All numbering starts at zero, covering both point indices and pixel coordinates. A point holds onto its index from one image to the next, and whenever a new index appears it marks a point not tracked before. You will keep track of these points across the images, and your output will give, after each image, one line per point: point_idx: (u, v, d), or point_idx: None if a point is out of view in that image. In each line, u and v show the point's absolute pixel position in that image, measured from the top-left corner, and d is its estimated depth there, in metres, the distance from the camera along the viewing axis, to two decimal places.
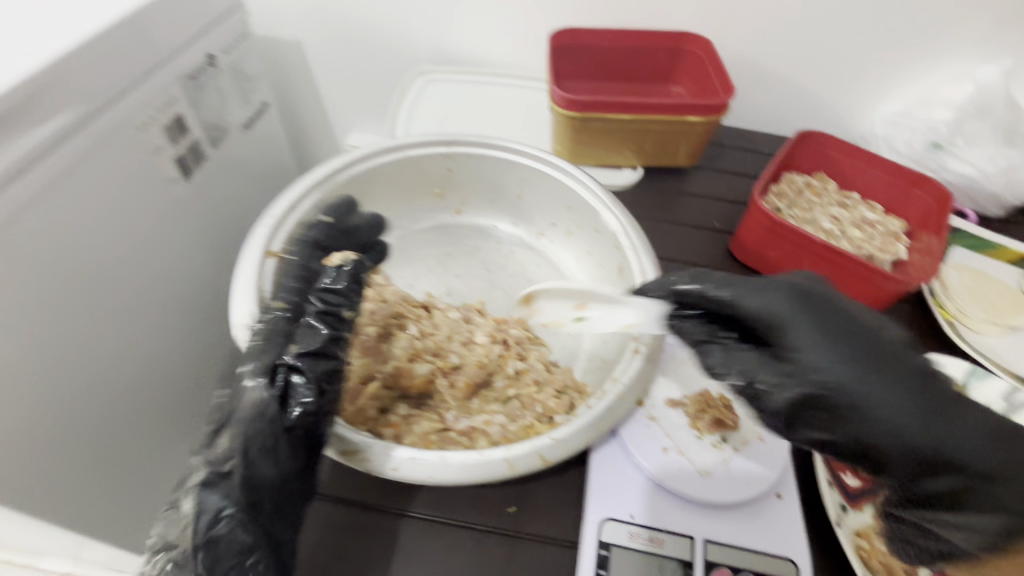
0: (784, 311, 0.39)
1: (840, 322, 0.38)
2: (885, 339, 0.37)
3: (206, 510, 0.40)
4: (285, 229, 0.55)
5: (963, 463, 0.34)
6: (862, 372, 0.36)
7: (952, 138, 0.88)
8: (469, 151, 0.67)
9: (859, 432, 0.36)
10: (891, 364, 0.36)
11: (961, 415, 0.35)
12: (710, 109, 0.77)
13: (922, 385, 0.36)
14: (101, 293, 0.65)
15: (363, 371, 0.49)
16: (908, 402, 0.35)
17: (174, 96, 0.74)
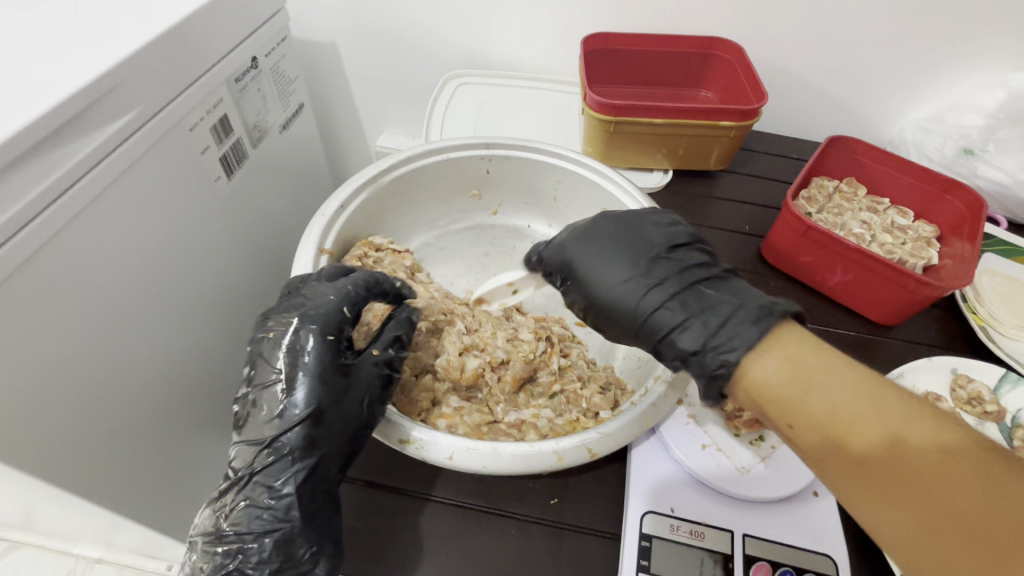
0: (566, 245, 0.52)
1: (606, 243, 0.51)
2: (641, 250, 0.49)
3: (284, 496, 0.43)
4: (336, 228, 0.58)
5: (685, 335, 0.45)
6: (614, 278, 0.48)
7: (984, 144, 0.89)
8: (508, 153, 0.68)
9: (618, 321, 0.49)
10: (639, 267, 0.48)
11: (680, 298, 0.46)
12: (742, 115, 0.78)
13: (658, 279, 0.47)
14: (153, 287, 0.68)
15: (417, 365, 0.53)
16: (640, 293, 0.47)
17: (221, 97, 0.77)
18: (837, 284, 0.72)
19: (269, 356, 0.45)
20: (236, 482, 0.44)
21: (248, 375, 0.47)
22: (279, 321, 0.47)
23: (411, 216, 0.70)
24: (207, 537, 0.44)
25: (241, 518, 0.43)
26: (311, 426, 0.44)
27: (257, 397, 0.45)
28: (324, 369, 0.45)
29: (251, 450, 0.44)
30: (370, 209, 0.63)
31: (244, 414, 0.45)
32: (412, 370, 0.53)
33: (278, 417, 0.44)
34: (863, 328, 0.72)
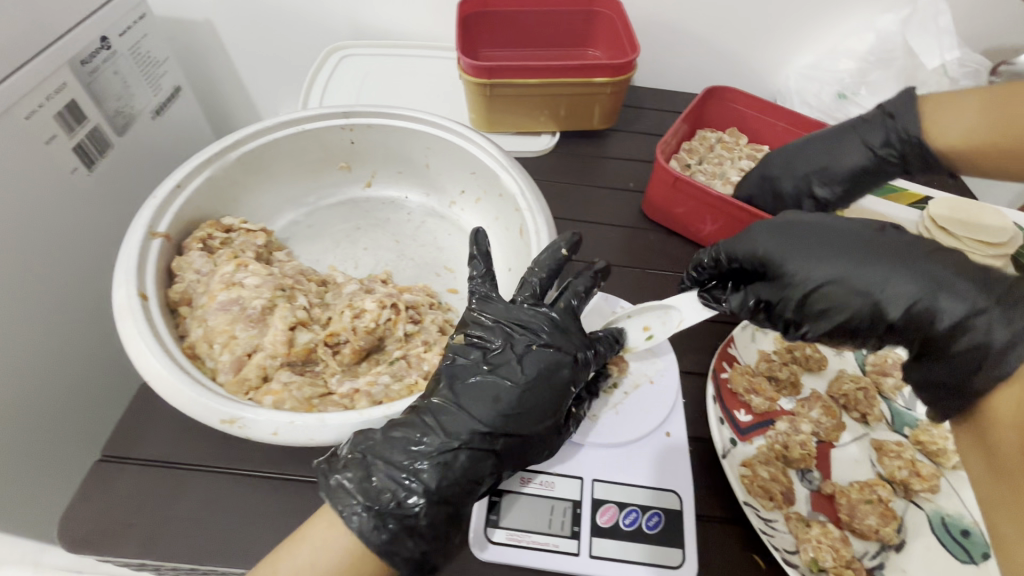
0: (767, 245, 0.49)
1: (821, 232, 0.48)
2: (862, 236, 0.46)
3: (479, 478, 0.42)
4: (173, 209, 0.55)
5: (943, 301, 0.40)
6: (843, 263, 0.45)
7: (857, 88, 0.92)
8: (369, 122, 0.66)
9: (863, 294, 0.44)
10: (877, 248, 0.45)
11: (932, 265, 0.42)
12: (617, 70, 0.77)
13: (900, 254, 0.44)
14: (9, 296, 0.62)
15: (250, 343, 0.48)
16: (875, 269, 0.43)
17: (64, 81, 0.69)
18: (708, 234, 0.72)
19: (522, 360, 0.46)
20: (435, 435, 0.42)
21: (476, 357, 0.47)
22: (536, 332, 0.48)
23: (272, 194, 0.67)
24: (381, 464, 0.40)
25: (445, 480, 0.41)
26: (470, 462, 0.42)
27: (487, 382, 0.45)
28: (530, 419, 0.45)
29: (467, 424, 0.43)
30: (217, 189, 0.61)
31: (460, 389, 0.45)
32: (245, 348, 0.48)
33: (505, 416, 0.44)
34: None
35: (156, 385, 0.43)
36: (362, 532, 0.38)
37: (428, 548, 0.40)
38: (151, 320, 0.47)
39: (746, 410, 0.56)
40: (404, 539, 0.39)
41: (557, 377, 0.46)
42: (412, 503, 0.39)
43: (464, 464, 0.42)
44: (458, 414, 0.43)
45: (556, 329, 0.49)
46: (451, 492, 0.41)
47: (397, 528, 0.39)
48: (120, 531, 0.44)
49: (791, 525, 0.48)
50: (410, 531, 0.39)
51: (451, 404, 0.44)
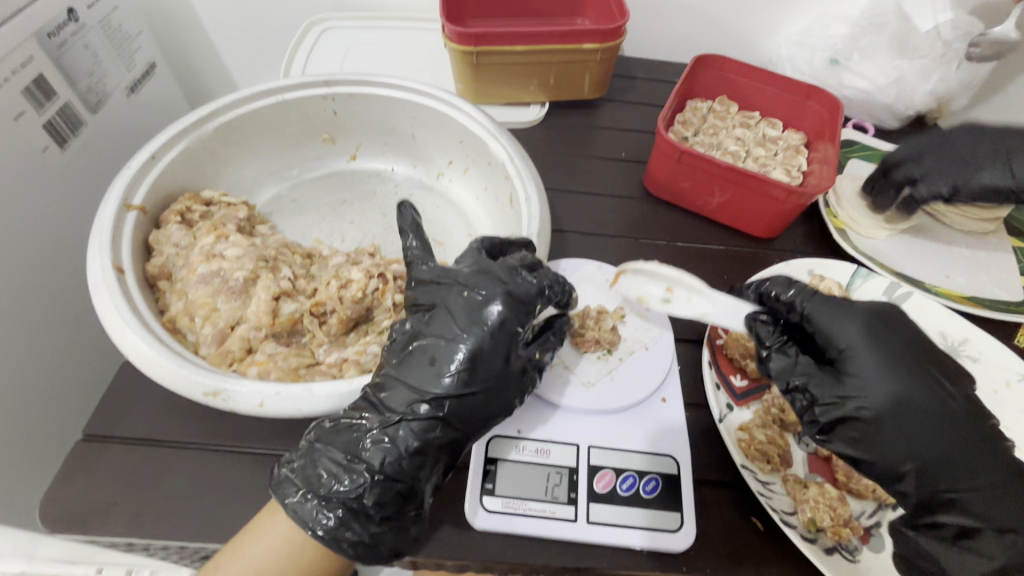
0: (853, 336, 0.44)
1: (914, 358, 0.44)
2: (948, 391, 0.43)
3: (407, 447, 0.40)
4: (148, 182, 0.53)
5: (966, 498, 0.41)
6: (914, 408, 0.42)
7: (849, 54, 0.89)
8: (351, 90, 0.64)
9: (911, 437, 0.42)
10: (949, 411, 0.42)
11: (987, 469, 0.41)
12: (606, 36, 0.75)
13: (970, 439, 0.42)
14: None
15: (233, 315, 0.46)
16: (928, 425, 0.41)
17: (30, 55, 0.66)
18: (718, 206, 0.71)
19: (453, 314, 0.44)
20: (375, 415, 0.41)
21: (414, 327, 0.45)
22: (462, 283, 0.46)
23: (253, 168, 0.65)
24: (325, 452, 0.40)
25: (375, 454, 0.39)
26: (432, 430, 0.41)
27: (425, 346, 0.43)
28: (478, 366, 0.42)
29: (406, 396, 0.41)
30: (195, 161, 0.59)
31: (401, 363, 0.43)
32: (227, 320, 0.46)
33: (447, 378, 0.42)
34: (744, 243, 0.72)
35: (135, 360, 0.42)
36: (307, 521, 0.38)
37: (378, 530, 0.39)
38: (129, 293, 0.45)
39: (741, 375, 0.55)
40: (350, 523, 0.39)
41: (488, 322, 0.43)
42: (335, 480, 0.39)
43: (407, 436, 0.40)
44: (416, 378, 0.42)
45: (482, 277, 0.45)
46: (398, 470, 0.40)
47: (342, 514, 0.39)
48: (105, 510, 0.43)
49: (788, 487, 0.48)
50: (356, 513, 0.39)
51: (404, 386, 0.41)
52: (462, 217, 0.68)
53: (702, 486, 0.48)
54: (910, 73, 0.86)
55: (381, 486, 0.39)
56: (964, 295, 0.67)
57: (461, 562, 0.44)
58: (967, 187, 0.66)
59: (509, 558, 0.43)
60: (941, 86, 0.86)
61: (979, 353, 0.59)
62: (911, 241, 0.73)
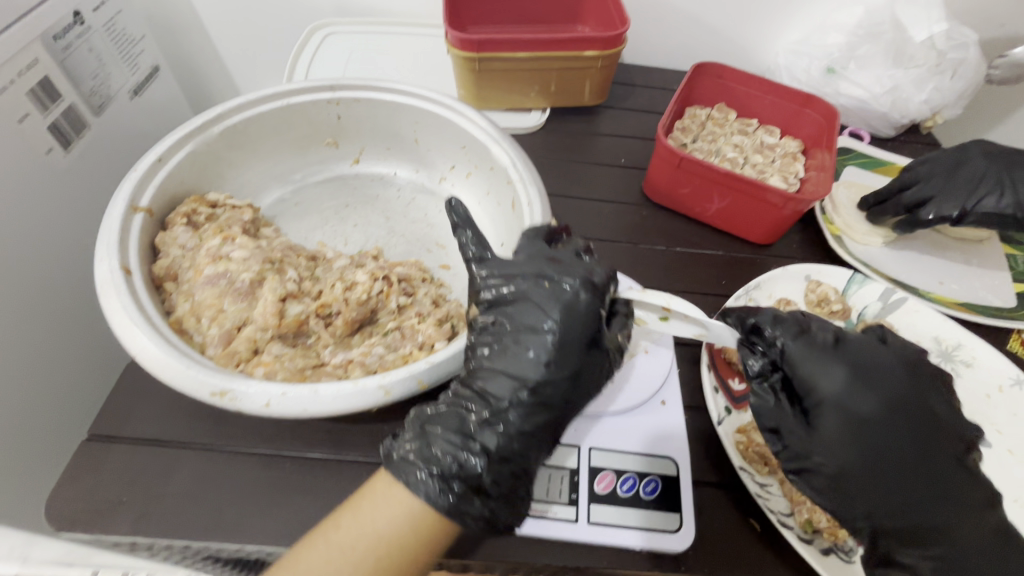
0: (842, 384, 0.45)
1: (899, 419, 0.44)
2: (931, 456, 0.44)
3: (515, 430, 0.41)
4: (155, 184, 0.54)
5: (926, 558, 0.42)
6: (892, 462, 0.43)
7: (845, 63, 0.90)
8: (356, 95, 0.65)
9: (886, 488, 0.43)
10: (929, 475, 0.43)
11: (961, 537, 0.42)
12: (606, 44, 0.76)
13: (949, 506, 0.43)
14: None
15: (239, 316, 0.47)
16: (904, 478, 0.43)
17: (35, 57, 0.66)
18: (717, 211, 0.72)
19: (540, 304, 0.43)
20: (483, 403, 0.41)
21: (495, 321, 0.44)
22: (538, 273, 0.45)
23: (257, 170, 0.66)
24: (439, 433, 0.40)
25: (465, 444, 0.40)
26: (529, 417, 0.41)
27: (517, 336, 0.43)
28: (573, 349, 0.42)
29: (510, 385, 0.42)
30: (200, 163, 0.59)
31: (494, 352, 0.43)
32: (234, 321, 0.47)
33: (546, 366, 0.42)
34: (743, 248, 0.73)
35: (143, 360, 0.42)
36: (430, 497, 0.38)
37: (495, 505, 0.40)
38: (136, 294, 0.46)
39: (740, 379, 0.56)
40: (472, 500, 0.39)
41: (578, 308, 0.43)
42: (453, 460, 0.39)
43: (506, 425, 0.41)
44: (499, 373, 0.42)
45: (558, 267, 0.44)
46: (510, 451, 0.41)
47: (462, 490, 0.39)
48: (111, 509, 0.43)
49: (785, 488, 0.48)
50: (476, 491, 0.39)
51: (480, 385, 0.42)
52: None
53: (700, 488, 0.49)
54: (905, 82, 0.87)
55: (498, 466, 0.40)
56: (958, 301, 0.68)
57: (463, 562, 0.44)
58: (976, 211, 0.67)
59: (510, 558, 0.44)
60: (936, 95, 0.88)
61: (972, 357, 0.61)
62: (905, 248, 0.74)
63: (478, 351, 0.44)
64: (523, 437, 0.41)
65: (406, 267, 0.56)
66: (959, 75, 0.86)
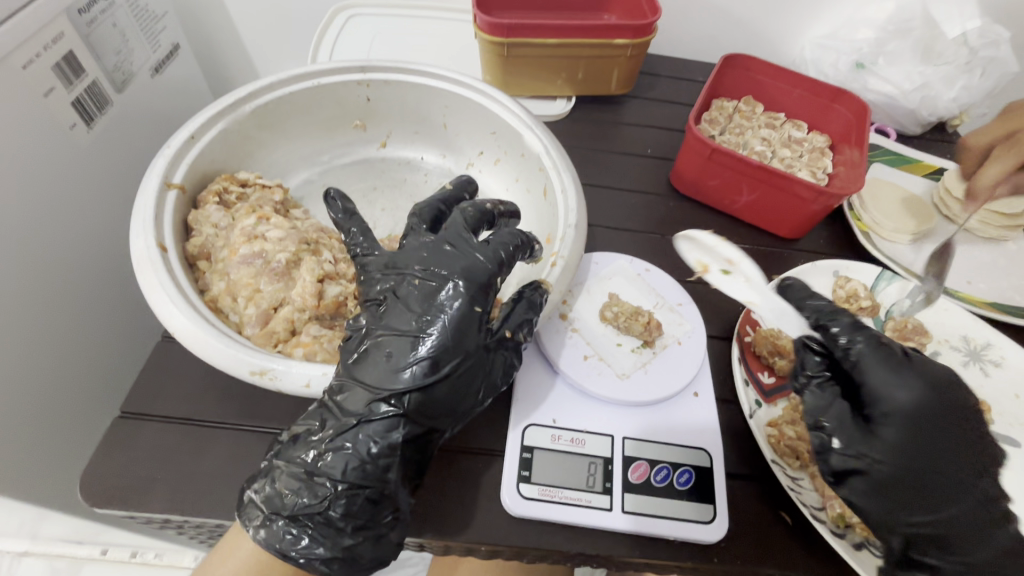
0: (881, 390, 0.43)
1: (936, 428, 0.42)
2: (955, 461, 0.41)
3: (376, 437, 0.40)
4: (187, 161, 0.53)
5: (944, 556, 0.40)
6: (922, 468, 0.41)
7: (874, 58, 0.89)
8: (387, 77, 0.64)
9: (923, 490, 0.41)
10: (944, 477, 0.41)
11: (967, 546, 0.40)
12: (638, 32, 0.75)
13: (969, 517, 0.40)
14: (15, 256, 0.60)
15: (276, 296, 0.47)
16: (923, 485, 0.41)
17: (61, 31, 0.65)
18: (745, 205, 0.71)
19: (407, 304, 0.43)
20: (333, 420, 0.40)
21: (370, 323, 0.44)
22: (417, 267, 0.45)
23: (285, 152, 0.65)
24: (283, 469, 0.40)
25: (297, 471, 0.39)
26: (402, 422, 0.40)
27: (379, 342, 0.42)
28: (449, 345, 0.42)
29: (363, 398, 0.40)
30: (230, 141, 0.59)
31: (357, 361, 0.42)
32: (270, 301, 0.46)
33: (406, 370, 0.41)
34: (769, 243, 0.72)
35: (181, 337, 0.42)
36: (277, 543, 0.39)
37: (352, 542, 0.39)
38: (173, 272, 0.45)
39: (769, 372, 0.55)
40: (326, 534, 0.39)
41: (442, 305, 0.42)
42: (294, 495, 0.39)
43: (366, 437, 0.40)
44: (359, 382, 0.41)
45: (436, 261, 0.45)
46: (368, 474, 0.39)
47: (313, 531, 0.39)
48: (145, 486, 0.43)
49: (817, 483, 0.48)
50: (329, 525, 0.39)
51: (339, 398, 0.41)
52: None
53: (732, 482, 0.49)
54: (935, 79, 0.86)
55: (349, 494, 0.39)
56: (987, 301, 0.67)
57: (498, 549, 0.44)
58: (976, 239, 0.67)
59: (545, 545, 0.44)
60: (965, 94, 0.87)
61: (1002, 358, 0.60)
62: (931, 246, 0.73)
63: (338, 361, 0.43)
64: (386, 442, 0.40)
65: None
66: (988, 74, 0.85)
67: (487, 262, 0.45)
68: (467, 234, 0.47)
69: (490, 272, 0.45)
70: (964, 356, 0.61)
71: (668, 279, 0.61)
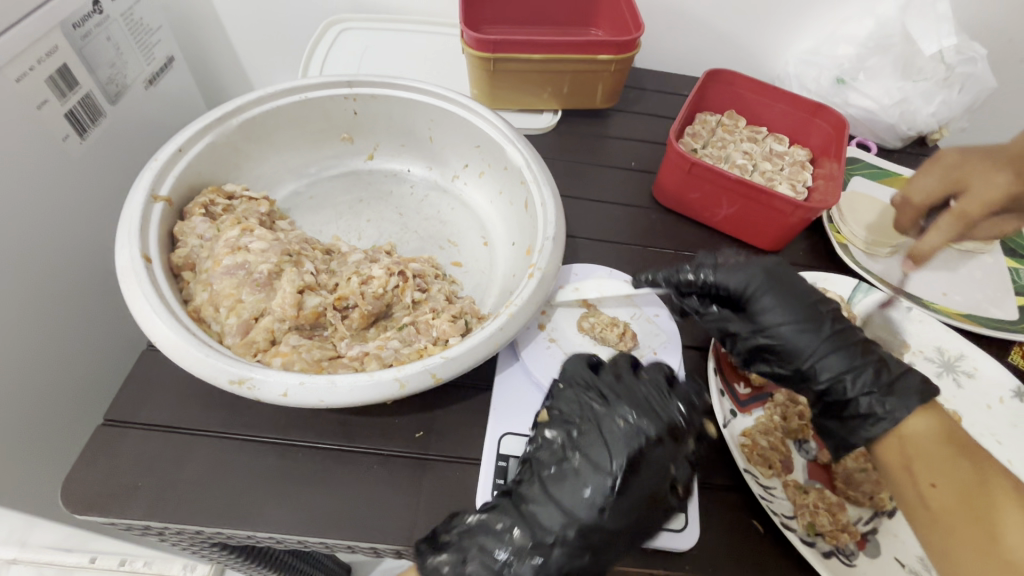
0: (736, 291, 0.52)
1: (789, 301, 0.50)
2: (812, 318, 0.50)
3: (558, 558, 0.41)
4: (174, 174, 0.55)
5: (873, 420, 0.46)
6: (798, 340, 0.49)
7: (855, 74, 0.91)
8: (372, 91, 0.66)
9: (803, 348, 0.49)
10: (811, 330, 0.49)
11: (849, 365, 0.48)
12: (621, 48, 0.77)
13: (840, 355, 0.48)
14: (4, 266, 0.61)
15: (257, 307, 0.48)
16: (801, 349, 0.49)
17: (55, 45, 0.66)
18: (725, 217, 0.73)
19: (606, 440, 0.45)
20: (525, 528, 0.42)
21: (562, 439, 0.46)
22: (615, 407, 0.46)
23: (273, 164, 0.67)
24: (476, 551, 0.41)
25: (488, 564, 0.41)
26: (582, 550, 0.41)
27: (577, 468, 0.44)
28: (639, 488, 0.43)
29: (559, 515, 0.42)
30: (218, 154, 0.60)
31: (554, 475, 0.44)
32: (251, 311, 0.48)
33: (602, 503, 0.42)
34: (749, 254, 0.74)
35: (162, 346, 0.43)
36: None
37: None
38: (157, 282, 0.46)
39: (744, 382, 0.57)
40: None
41: (641, 452, 0.44)
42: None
43: (552, 555, 0.41)
44: (555, 498, 0.43)
45: (629, 402, 0.47)
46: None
47: None
48: (127, 493, 0.44)
49: (789, 492, 0.49)
50: None
51: (531, 508, 0.43)
52: (476, 220, 0.69)
53: (705, 491, 0.50)
54: (913, 94, 0.88)
55: None
56: (962, 313, 0.69)
57: None
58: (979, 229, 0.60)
59: None
60: (943, 108, 0.88)
61: (974, 368, 0.61)
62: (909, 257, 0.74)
63: (533, 472, 0.45)
64: (567, 563, 0.41)
65: (359, 257, 0.56)
66: (967, 89, 0.87)
67: (676, 411, 0.46)
68: (663, 382, 0.48)
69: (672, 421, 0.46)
70: (938, 367, 0.62)
71: (646, 289, 0.62)
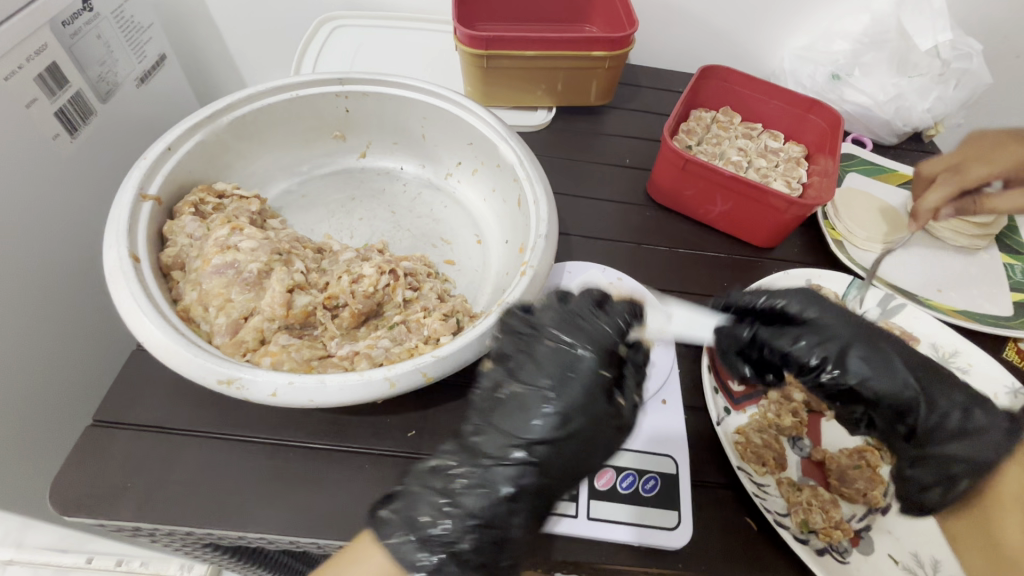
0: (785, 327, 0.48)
1: (842, 324, 0.47)
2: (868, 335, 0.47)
3: (502, 482, 0.37)
4: (163, 172, 0.54)
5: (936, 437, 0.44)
6: (863, 365, 0.46)
7: (850, 70, 0.91)
8: (364, 89, 0.65)
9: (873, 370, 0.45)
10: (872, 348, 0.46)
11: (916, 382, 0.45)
12: (615, 44, 0.76)
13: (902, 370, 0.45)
14: None
15: (246, 306, 0.48)
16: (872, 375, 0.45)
17: (45, 43, 0.66)
18: (719, 214, 0.72)
19: (538, 362, 0.41)
20: (467, 457, 0.39)
21: (500, 371, 0.42)
22: (547, 328, 0.42)
23: (265, 162, 0.66)
24: (421, 493, 0.38)
25: (435, 500, 0.37)
26: (528, 472, 0.38)
27: (514, 394, 0.40)
28: (578, 400, 0.39)
29: (501, 441, 0.38)
30: (208, 153, 0.59)
31: (493, 407, 0.40)
32: (241, 311, 0.47)
33: (542, 422, 0.38)
34: (743, 251, 0.73)
35: (149, 346, 0.43)
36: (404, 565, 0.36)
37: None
38: (146, 282, 0.46)
39: None
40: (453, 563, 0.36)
41: (579, 370, 0.39)
42: (431, 525, 0.36)
43: (496, 482, 0.37)
44: (497, 427, 0.39)
45: (559, 320, 0.42)
46: (496, 516, 0.37)
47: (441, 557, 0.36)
48: (115, 494, 0.44)
49: (783, 489, 0.49)
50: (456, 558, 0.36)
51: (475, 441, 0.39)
52: (468, 218, 0.69)
53: (699, 489, 0.49)
54: (909, 90, 0.87)
55: (475, 533, 0.37)
56: (957, 309, 0.68)
57: None
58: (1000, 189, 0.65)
59: None
60: (939, 104, 0.88)
61: (969, 364, 0.61)
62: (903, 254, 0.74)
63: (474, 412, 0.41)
64: (510, 488, 0.37)
65: (350, 255, 0.56)
66: (962, 86, 0.87)
67: (609, 327, 0.42)
68: (596, 301, 0.44)
69: (612, 337, 0.41)
70: None
71: (639, 287, 0.63)
